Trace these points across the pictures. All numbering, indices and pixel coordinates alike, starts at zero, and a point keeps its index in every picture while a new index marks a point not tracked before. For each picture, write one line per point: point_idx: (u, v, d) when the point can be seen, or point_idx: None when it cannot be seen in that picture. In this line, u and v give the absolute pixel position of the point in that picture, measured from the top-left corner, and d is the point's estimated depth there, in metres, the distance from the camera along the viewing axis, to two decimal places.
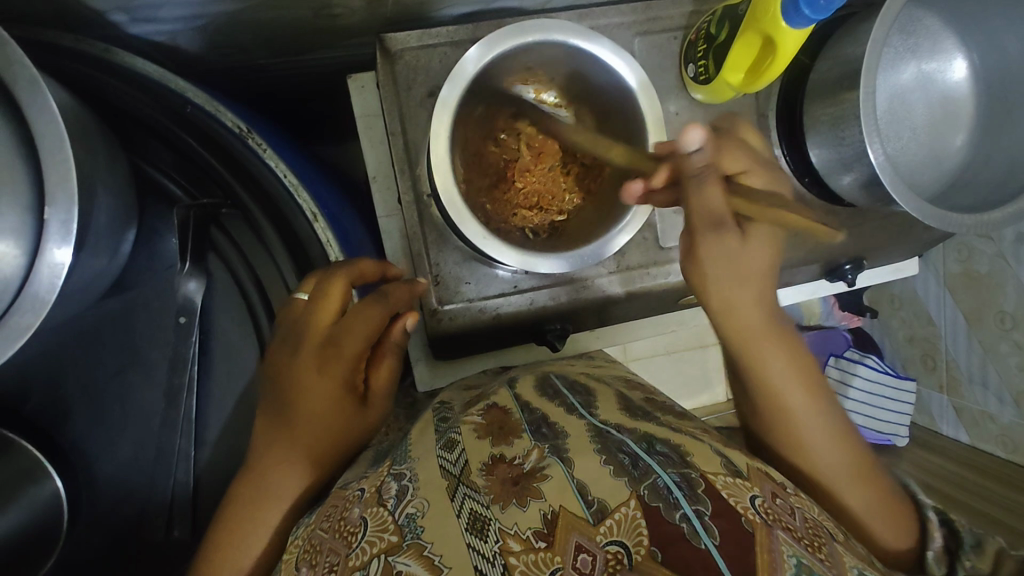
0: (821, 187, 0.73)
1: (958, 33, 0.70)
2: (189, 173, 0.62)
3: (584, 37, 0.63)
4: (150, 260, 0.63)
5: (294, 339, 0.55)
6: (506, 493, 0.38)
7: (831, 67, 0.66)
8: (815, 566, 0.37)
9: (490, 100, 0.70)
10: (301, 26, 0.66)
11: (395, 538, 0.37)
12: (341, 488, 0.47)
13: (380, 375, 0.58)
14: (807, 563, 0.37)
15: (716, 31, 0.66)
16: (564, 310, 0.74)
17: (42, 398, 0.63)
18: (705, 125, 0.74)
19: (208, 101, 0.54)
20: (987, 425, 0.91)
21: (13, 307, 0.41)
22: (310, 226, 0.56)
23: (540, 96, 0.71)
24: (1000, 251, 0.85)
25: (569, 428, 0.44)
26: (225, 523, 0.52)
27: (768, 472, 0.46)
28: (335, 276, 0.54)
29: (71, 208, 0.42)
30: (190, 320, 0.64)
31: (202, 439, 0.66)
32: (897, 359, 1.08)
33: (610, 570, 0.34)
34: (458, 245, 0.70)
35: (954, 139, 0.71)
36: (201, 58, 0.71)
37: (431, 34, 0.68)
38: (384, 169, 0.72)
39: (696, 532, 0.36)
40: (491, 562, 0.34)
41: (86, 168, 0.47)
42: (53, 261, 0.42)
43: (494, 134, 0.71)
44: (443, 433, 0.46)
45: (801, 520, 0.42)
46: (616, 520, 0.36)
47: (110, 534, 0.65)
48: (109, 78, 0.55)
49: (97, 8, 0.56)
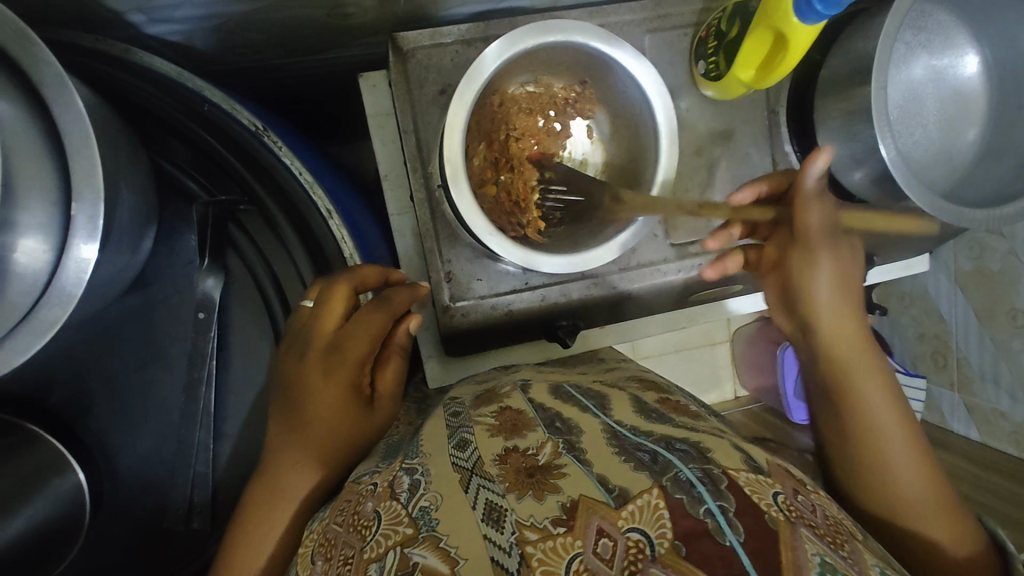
0: (832, 183, 0.73)
1: (970, 29, 0.70)
2: (206, 170, 0.63)
3: (605, 40, 0.63)
4: (169, 256, 0.64)
5: (300, 347, 0.57)
6: (522, 484, 0.38)
7: (844, 61, 0.66)
8: (839, 565, 0.36)
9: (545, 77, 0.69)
10: (315, 25, 0.67)
11: (410, 531, 0.38)
12: (354, 483, 0.48)
13: (386, 377, 0.60)
14: (832, 561, 0.37)
15: (726, 27, 0.66)
16: (576, 307, 0.74)
17: (63, 394, 0.64)
18: (715, 123, 0.74)
19: (226, 100, 0.56)
20: (999, 422, 0.91)
21: (41, 302, 0.42)
22: (326, 223, 0.57)
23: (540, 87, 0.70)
24: (1012, 248, 0.85)
25: (582, 423, 0.46)
26: (242, 521, 0.52)
27: (788, 471, 0.46)
28: (337, 283, 0.56)
29: (97, 204, 0.43)
30: (209, 315, 0.64)
31: (219, 432, 0.67)
32: (907, 356, 1.08)
33: (631, 558, 0.33)
34: (470, 243, 0.70)
35: (966, 133, 0.71)
36: (217, 58, 0.72)
37: (442, 32, 0.68)
38: (396, 168, 0.73)
39: (719, 528, 0.35)
40: (508, 554, 0.34)
41: (108, 165, 0.48)
42: (80, 256, 0.42)
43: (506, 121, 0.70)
44: (456, 430, 0.47)
45: (822, 517, 0.42)
46: (638, 506, 0.36)
47: (129, 527, 0.66)
48: (128, 79, 0.56)
49: (116, 9, 0.57)
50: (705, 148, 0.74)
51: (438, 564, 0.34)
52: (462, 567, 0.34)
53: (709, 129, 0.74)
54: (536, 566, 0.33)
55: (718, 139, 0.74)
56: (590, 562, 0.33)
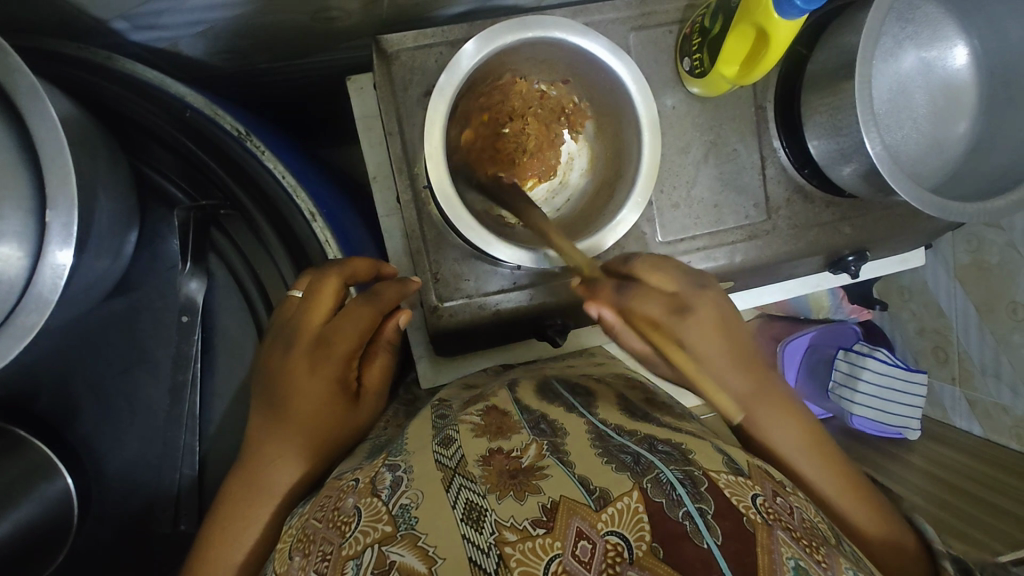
0: (821, 178, 0.73)
1: (959, 20, 0.70)
2: (191, 178, 0.63)
3: (582, 34, 0.63)
4: (153, 260, 0.65)
5: (288, 338, 0.56)
6: (504, 484, 0.38)
7: (829, 55, 0.65)
8: (813, 569, 0.36)
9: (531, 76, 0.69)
10: (299, 29, 0.67)
11: (388, 528, 0.38)
12: (336, 478, 0.48)
13: (372, 372, 0.60)
14: (805, 567, 0.36)
15: (710, 24, 0.66)
16: (564, 305, 0.74)
17: (51, 397, 0.65)
18: (702, 120, 0.74)
19: (208, 105, 0.56)
20: (1001, 417, 0.89)
21: (19, 307, 0.43)
22: (309, 226, 0.57)
23: (529, 87, 0.70)
24: (1011, 240, 0.84)
25: (567, 425, 0.46)
26: (218, 519, 0.52)
27: (768, 471, 0.46)
28: (325, 276, 0.55)
29: (73, 210, 0.43)
30: (192, 318, 0.65)
31: (206, 435, 0.67)
32: (909, 351, 1.07)
33: (609, 561, 0.33)
34: (459, 244, 0.71)
35: (957, 126, 0.70)
36: (204, 63, 0.72)
37: (426, 34, 0.68)
38: (384, 170, 0.74)
39: (698, 530, 0.36)
40: (487, 554, 0.34)
41: (86, 171, 0.48)
42: (54, 262, 0.43)
43: (498, 114, 0.70)
44: (440, 429, 0.47)
45: (800, 519, 0.41)
46: (618, 509, 0.36)
47: (118, 528, 0.67)
48: (110, 86, 0.57)
49: (100, 17, 0.57)
50: (692, 145, 0.74)
51: (416, 564, 0.34)
52: (440, 567, 0.34)
53: (696, 125, 0.74)
54: (514, 566, 0.33)
55: (705, 136, 0.74)
56: (568, 564, 0.33)
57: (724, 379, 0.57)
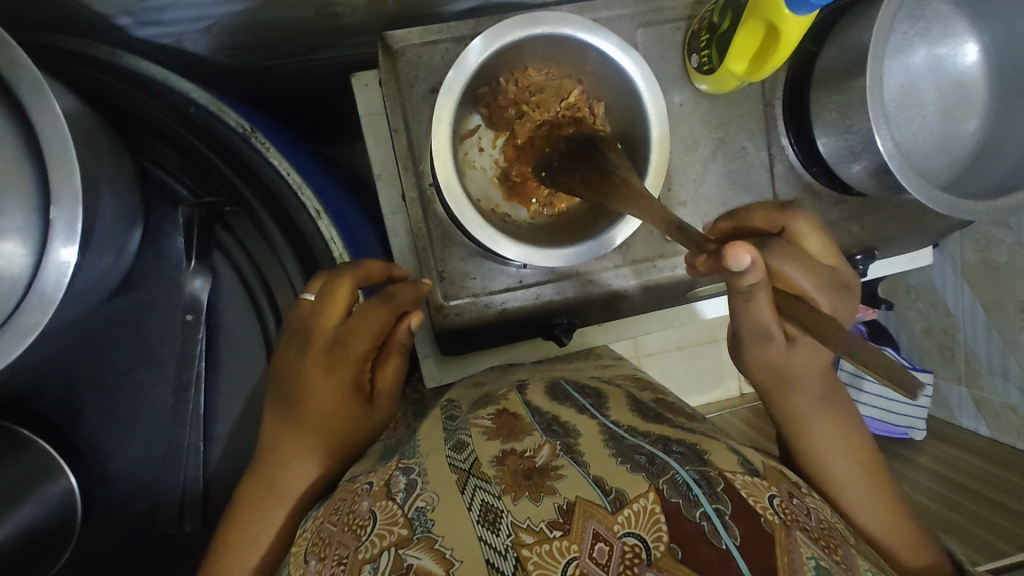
0: (829, 176, 0.72)
1: (970, 17, 0.69)
2: (195, 175, 0.62)
3: (591, 31, 0.63)
4: (157, 258, 0.64)
5: (301, 340, 0.55)
6: (518, 486, 0.38)
7: (839, 51, 0.65)
8: (833, 570, 0.36)
9: (539, 72, 0.67)
10: (303, 26, 0.67)
11: (405, 531, 0.37)
12: (349, 482, 0.47)
13: (386, 373, 0.59)
14: (826, 566, 0.36)
15: (719, 20, 0.65)
16: (572, 305, 0.74)
17: (55, 396, 0.64)
18: (710, 117, 0.73)
19: (211, 101, 0.55)
20: (1008, 417, 0.88)
21: (22, 305, 0.42)
22: (315, 224, 0.57)
23: (523, 74, 0.67)
24: (1020, 240, 0.84)
25: (580, 426, 0.45)
26: (232, 522, 0.52)
27: (783, 472, 0.45)
28: (340, 279, 0.54)
29: (77, 207, 0.43)
30: (197, 318, 0.65)
31: (211, 434, 0.67)
32: (915, 351, 1.06)
33: (627, 563, 0.33)
34: (465, 243, 0.70)
35: (966, 123, 0.70)
36: (208, 60, 0.72)
37: (431, 30, 0.68)
38: (389, 168, 0.73)
39: (716, 530, 0.35)
40: (504, 557, 0.33)
41: (89, 166, 0.47)
42: (59, 259, 0.43)
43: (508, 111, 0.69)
44: (453, 432, 0.46)
45: (816, 520, 0.41)
46: (634, 511, 0.35)
47: (123, 528, 0.66)
48: (114, 81, 0.56)
49: (102, 12, 0.57)
50: (700, 142, 0.73)
51: (434, 565, 0.34)
52: (458, 568, 0.33)
53: (704, 123, 0.73)
54: (532, 569, 0.33)
55: (712, 134, 0.73)
56: (586, 566, 0.33)
57: (791, 384, 0.55)
